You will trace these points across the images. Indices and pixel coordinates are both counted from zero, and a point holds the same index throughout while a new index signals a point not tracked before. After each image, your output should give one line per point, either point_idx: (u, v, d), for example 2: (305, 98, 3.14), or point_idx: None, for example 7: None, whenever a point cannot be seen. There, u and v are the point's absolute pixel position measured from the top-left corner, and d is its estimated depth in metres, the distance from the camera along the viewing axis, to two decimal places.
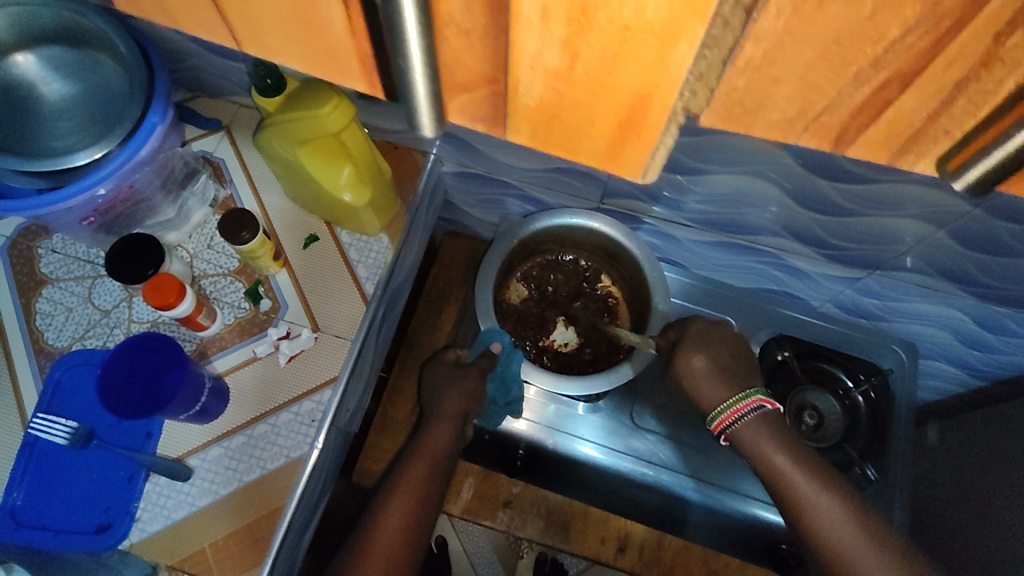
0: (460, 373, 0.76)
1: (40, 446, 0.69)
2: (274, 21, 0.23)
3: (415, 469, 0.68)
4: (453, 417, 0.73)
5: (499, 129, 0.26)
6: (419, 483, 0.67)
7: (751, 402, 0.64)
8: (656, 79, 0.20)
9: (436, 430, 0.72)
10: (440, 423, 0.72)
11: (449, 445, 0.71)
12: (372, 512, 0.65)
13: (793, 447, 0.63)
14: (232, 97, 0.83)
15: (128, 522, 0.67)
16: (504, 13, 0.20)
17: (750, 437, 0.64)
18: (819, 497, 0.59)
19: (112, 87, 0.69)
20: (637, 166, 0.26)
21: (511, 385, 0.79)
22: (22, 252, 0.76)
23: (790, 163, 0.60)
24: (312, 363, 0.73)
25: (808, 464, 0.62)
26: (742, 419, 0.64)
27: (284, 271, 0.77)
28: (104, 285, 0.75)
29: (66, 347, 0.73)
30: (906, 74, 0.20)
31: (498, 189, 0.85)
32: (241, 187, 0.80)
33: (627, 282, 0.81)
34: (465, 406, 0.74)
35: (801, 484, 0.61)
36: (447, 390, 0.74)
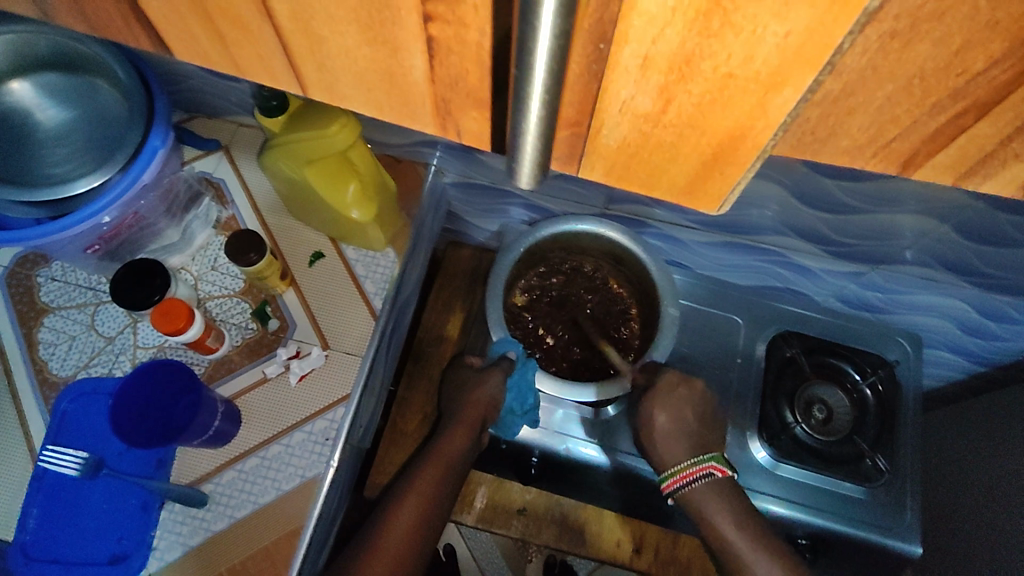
0: (476, 379, 0.77)
1: (49, 477, 0.68)
2: (345, 67, 0.22)
3: (429, 473, 0.70)
4: (469, 423, 0.74)
5: (572, 169, 0.24)
6: (431, 486, 0.69)
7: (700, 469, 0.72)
8: (754, 123, 0.19)
9: (453, 437, 0.73)
10: (459, 428, 0.74)
11: (464, 451, 0.73)
12: (385, 508, 0.68)
13: (741, 514, 0.71)
14: (229, 116, 0.82)
15: (143, 551, 0.66)
16: (598, 61, 0.18)
17: (700, 502, 0.72)
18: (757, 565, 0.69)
19: (109, 112, 0.68)
20: (715, 200, 0.23)
21: (525, 395, 0.76)
22: (21, 281, 0.75)
23: (796, 166, 0.61)
24: (323, 381, 0.73)
25: (751, 535, 0.70)
26: (694, 484, 0.72)
27: (291, 290, 0.76)
28: (107, 312, 0.74)
29: (71, 377, 0.72)
30: (985, 103, 0.20)
31: (501, 199, 0.86)
32: (243, 207, 0.80)
33: (635, 286, 0.81)
34: (483, 413, 0.75)
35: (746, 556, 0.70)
36: (467, 395, 0.76)
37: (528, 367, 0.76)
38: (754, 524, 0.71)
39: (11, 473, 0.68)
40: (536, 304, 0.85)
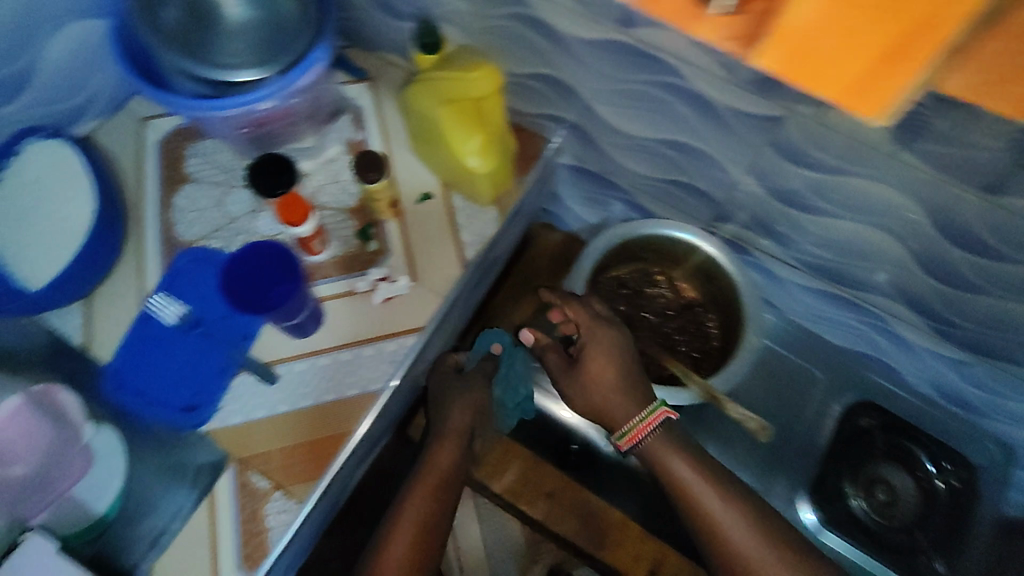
0: (460, 386, 0.75)
1: (152, 322, 0.73)
2: None
3: (432, 476, 0.69)
4: (457, 432, 0.72)
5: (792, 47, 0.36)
6: (433, 492, 0.68)
7: (654, 420, 0.66)
8: None
9: (440, 447, 0.71)
10: (446, 439, 0.72)
11: (457, 455, 0.71)
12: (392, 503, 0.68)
13: (700, 463, 0.66)
14: (382, 54, 0.89)
15: (211, 409, 0.70)
16: None
17: (660, 452, 0.66)
18: (709, 501, 0.64)
19: (285, 20, 0.75)
20: None
21: (517, 387, 0.85)
22: (173, 148, 0.83)
23: (918, 219, 0.63)
24: (403, 309, 0.76)
25: (715, 484, 0.65)
26: (646, 442, 0.66)
27: (394, 221, 0.81)
28: (238, 196, 0.80)
29: (191, 242, 0.78)
30: None
31: (609, 189, 0.90)
32: (372, 135, 0.85)
33: (721, 307, 0.79)
34: (472, 423, 0.73)
35: (667, 458, 0.66)
36: (456, 403, 0.73)
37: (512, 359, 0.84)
38: (713, 468, 0.66)
39: (110, 311, 0.74)
40: (619, 302, 0.84)
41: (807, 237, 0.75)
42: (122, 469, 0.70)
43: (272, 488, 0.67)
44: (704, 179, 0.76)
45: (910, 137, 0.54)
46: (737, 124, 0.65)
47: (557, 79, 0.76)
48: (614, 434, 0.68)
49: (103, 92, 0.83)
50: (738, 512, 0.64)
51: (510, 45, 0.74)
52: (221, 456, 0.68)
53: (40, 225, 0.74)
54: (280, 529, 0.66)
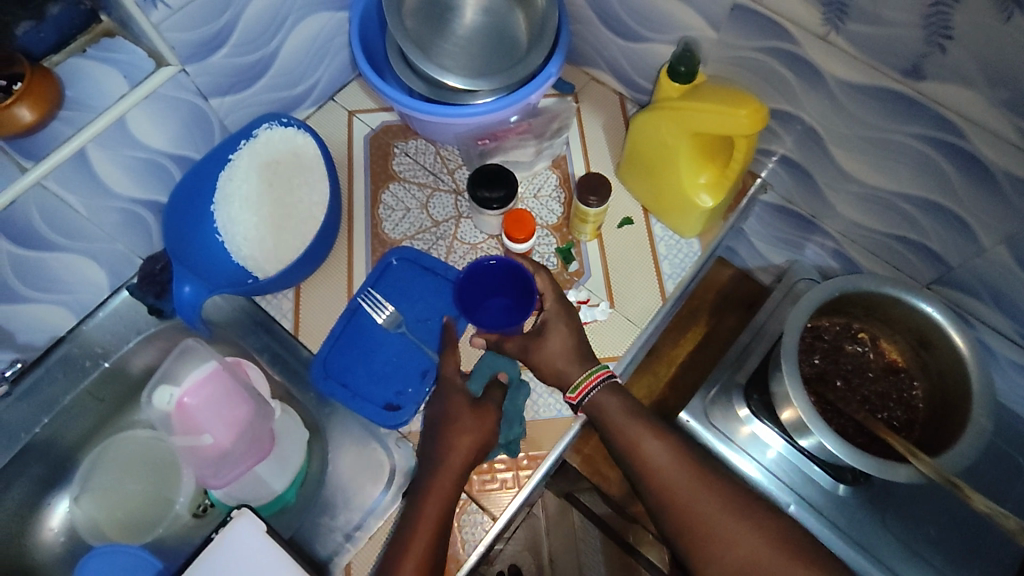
0: (485, 405, 0.67)
1: (359, 316, 0.74)
2: None
3: (450, 473, 0.63)
4: (477, 423, 0.65)
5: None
6: (450, 486, 0.62)
7: (601, 376, 0.66)
8: None
9: (455, 429, 0.65)
10: (454, 400, 0.67)
11: (478, 446, 0.64)
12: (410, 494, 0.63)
13: (663, 434, 0.64)
14: (586, 68, 0.89)
15: (415, 408, 0.70)
16: None
17: (607, 410, 0.65)
18: (702, 501, 0.60)
19: (519, 35, 0.80)
20: None
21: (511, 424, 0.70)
22: (381, 146, 0.86)
23: None
24: (601, 335, 0.75)
25: (691, 467, 0.62)
26: (594, 395, 0.66)
27: (595, 243, 0.80)
28: (440, 199, 0.82)
29: (397, 240, 0.80)
30: None
31: (808, 233, 0.86)
32: (575, 152, 0.85)
33: (934, 378, 0.75)
34: (482, 435, 0.64)
35: (634, 430, 0.64)
36: (460, 418, 0.65)
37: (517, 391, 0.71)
38: (709, 465, 0.63)
39: (320, 299, 0.77)
40: (814, 354, 0.80)
41: None
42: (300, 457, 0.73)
43: (467, 499, 0.68)
44: (938, 240, 0.72)
45: None
46: (1007, 188, 0.61)
47: (790, 117, 0.74)
48: (569, 385, 0.67)
49: (325, 83, 0.86)
50: (721, 503, 0.60)
51: (754, 80, 0.72)
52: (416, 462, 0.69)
53: (267, 208, 0.75)
54: (473, 543, 0.67)
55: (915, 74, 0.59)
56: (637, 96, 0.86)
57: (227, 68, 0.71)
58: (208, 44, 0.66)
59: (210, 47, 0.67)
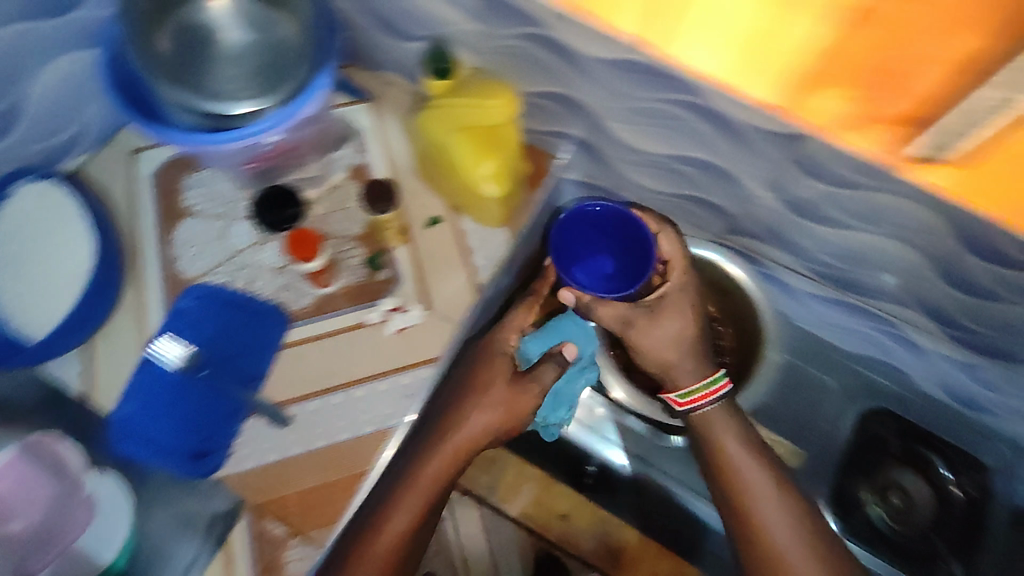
0: (495, 381, 0.73)
1: (156, 366, 0.72)
2: None
3: (448, 448, 0.71)
4: (506, 404, 0.73)
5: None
6: (439, 463, 0.71)
7: (718, 390, 0.73)
8: None
9: (472, 417, 0.72)
10: (483, 402, 0.72)
11: (491, 427, 0.72)
12: (406, 462, 0.71)
13: (756, 443, 0.72)
14: (382, 73, 0.86)
15: (223, 452, 0.70)
16: None
17: (717, 425, 0.73)
18: (756, 482, 0.70)
19: (285, 46, 0.74)
20: None
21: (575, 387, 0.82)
22: (171, 182, 0.81)
23: (933, 229, 0.63)
24: (416, 339, 0.75)
25: (765, 459, 0.72)
26: (705, 411, 0.74)
27: (404, 247, 0.79)
28: (238, 228, 0.79)
29: (195, 278, 0.77)
30: None
31: (618, 203, 0.89)
32: (377, 157, 0.82)
33: (736, 320, 0.83)
34: (506, 417, 0.73)
35: (729, 440, 0.72)
36: (483, 402, 0.72)
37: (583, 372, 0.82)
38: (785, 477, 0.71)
39: (116, 356, 0.73)
40: None
41: (820, 249, 0.76)
42: (129, 523, 0.69)
43: (290, 534, 0.67)
44: (719, 194, 0.76)
45: None
46: (752, 139, 0.65)
47: (567, 98, 0.75)
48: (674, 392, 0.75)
49: (94, 124, 0.81)
50: (772, 491, 0.70)
51: (523, 67, 0.73)
52: (233, 505, 0.68)
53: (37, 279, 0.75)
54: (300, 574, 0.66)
55: None
56: None
57: None
58: None
59: None
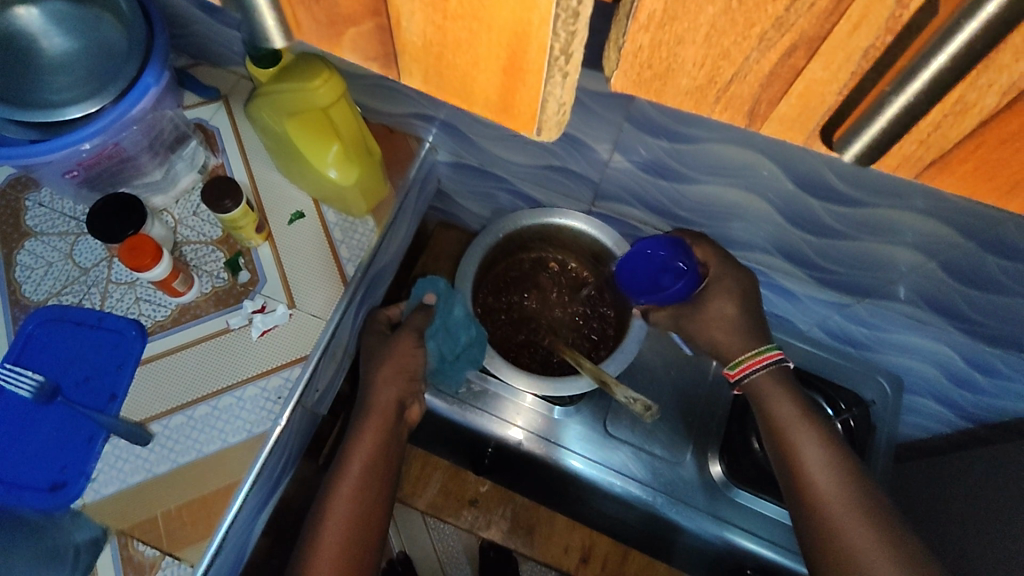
0: (391, 344, 0.74)
1: (8, 396, 0.68)
2: None
3: (352, 469, 0.66)
4: (403, 374, 0.71)
5: (393, 73, 0.25)
6: (370, 449, 0.67)
7: (769, 357, 0.66)
8: (529, 15, 0.20)
9: (365, 435, 0.68)
10: (372, 418, 0.69)
11: (386, 438, 0.69)
12: (319, 501, 0.65)
13: (802, 403, 0.66)
14: (232, 68, 0.83)
15: (83, 482, 0.65)
16: None
17: (767, 392, 0.66)
18: (811, 454, 0.62)
19: (110, 46, 0.69)
20: (530, 120, 0.25)
21: (457, 335, 0.80)
22: (9, 203, 0.77)
23: (772, 176, 0.64)
24: (283, 339, 0.72)
25: (811, 421, 0.64)
26: (753, 377, 0.67)
27: (266, 245, 0.76)
28: (85, 244, 0.75)
29: (42, 302, 0.72)
30: (812, 38, 0.21)
31: (490, 182, 0.89)
32: (232, 157, 0.80)
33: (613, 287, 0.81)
34: (403, 394, 0.71)
35: (782, 416, 0.65)
36: (382, 374, 0.71)
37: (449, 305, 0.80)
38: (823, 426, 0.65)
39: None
40: (513, 296, 0.84)
41: (682, 207, 0.77)
42: None
43: (160, 556, 0.63)
44: (576, 161, 0.76)
45: None
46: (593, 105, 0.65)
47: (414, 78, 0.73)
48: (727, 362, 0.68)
49: None
50: (831, 459, 0.62)
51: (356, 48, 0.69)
52: (100, 533, 0.64)
53: None
54: None
55: None
56: None
57: None
58: None
59: None
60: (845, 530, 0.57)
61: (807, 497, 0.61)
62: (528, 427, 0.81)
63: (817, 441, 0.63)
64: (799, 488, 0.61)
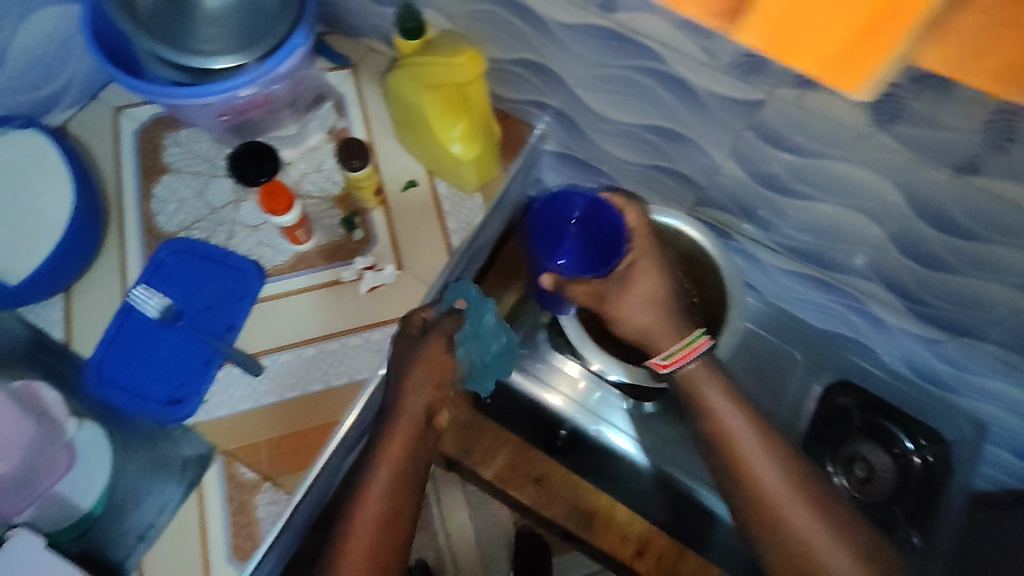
0: (421, 348, 0.66)
1: (134, 315, 0.73)
2: None
3: (378, 476, 0.62)
4: (430, 376, 0.65)
5: None
6: (396, 454, 0.62)
7: (697, 349, 0.69)
8: None
9: (391, 441, 0.63)
10: (398, 425, 0.63)
11: (412, 444, 0.63)
12: (345, 506, 0.61)
13: (742, 405, 0.67)
14: (362, 40, 0.88)
15: (197, 401, 0.70)
16: None
17: (695, 382, 0.69)
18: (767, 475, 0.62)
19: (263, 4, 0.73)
20: None
21: (486, 342, 0.78)
22: (152, 137, 0.82)
23: (891, 201, 0.65)
24: (389, 297, 0.76)
25: (759, 438, 0.64)
26: (687, 367, 0.69)
27: (380, 209, 0.81)
28: (217, 185, 0.80)
29: (174, 233, 0.77)
30: None
31: (593, 175, 0.91)
32: (356, 122, 0.84)
33: (704, 292, 0.82)
34: (433, 398, 0.65)
35: (734, 413, 0.67)
36: (412, 377, 0.64)
37: (478, 310, 0.76)
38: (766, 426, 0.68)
39: (89, 305, 0.74)
40: None
41: (786, 222, 0.78)
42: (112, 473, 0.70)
43: (260, 479, 0.67)
44: (687, 164, 0.78)
45: (889, 120, 0.56)
46: (717, 110, 0.66)
47: (541, 65, 0.76)
48: (658, 354, 0.70)
49: (78, 77, 0.80)
50: (785, 478, 0.63)
51: (494, 30, 0.74)
52: (207, 451, 0.69)
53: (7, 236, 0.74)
54: (271, 520, 0.66)
55: (609, 7, 0.62)
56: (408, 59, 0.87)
57: None
58: None
59: None
60: (796, 522, 0.60)
61: (778, 500, 0.62)
62: (576, 398, 0.88)
63: (762, 455, 0.63)
64: (770, 518, 0.61)
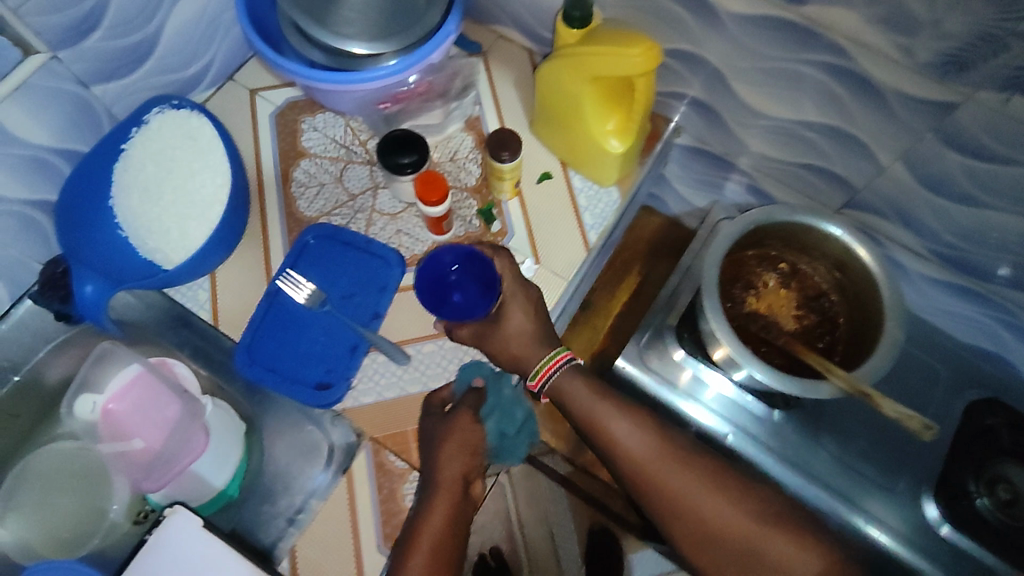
0: (447, 423, 0.65)
1: (280, 298, 0.72)
2: None
3: (424, 544, 0.60)
4: (461, 445, 0.64)
5: None
6: (439, 520, 0.61)
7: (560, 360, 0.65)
8: None
9: (433, 511, 0.62)
10: (439, 496, 0.62)
11: (456, 513, 0.62)
12: None
13: (635, 417, 0.65)
14: (494, 27, 0.87)
15: (345, 387, 0.69)
16: None
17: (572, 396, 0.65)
18: (727, 512, 0.61)
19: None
20: None
21: (511, 412, 0.69)
22: (288, 122, 0.82)
23: None
24: None
25: (673, 455, 0.63)
26: (554, 378, 0.65)
27: (516, 201, 0.79)
28: (355, 171, 0.79)
29: (314, 218, 0.77)
30: None
31: (724, 171, 0.88)
32: (491, 111, 0.83)
33: (848, 301, 0.78)
34: (470, 467, 0.64)
35: (603, 413, 0.64)
36: (444, 450, 0.64)
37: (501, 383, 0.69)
38: (673, 439, 0.64)
39: (234, 287, 0.74)
40: (742, 287, 0.83)
41: (944, 227, 0.75)
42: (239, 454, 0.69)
43: (409, 469, 0.67)
44: (842, 164, 0.75)
45: None
46: (899, 108, 0.64)
47: (694, 56, 0.74)
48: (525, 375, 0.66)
49: (220, 59, 0.81)
50: (751, 517, 0.61)
51: (652, 20, 0.72)
52: (353, 439, 0.69)
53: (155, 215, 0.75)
54: None
55: None
56: (543, 48, 0.85)
57: (108, 52, 0.68)
58: (81, 27, 0.64)
59: (86, 31, 0.65)
60: (779, 556, 0.59)
61: (745, 540, 0.60)
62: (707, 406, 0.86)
63: (707, 491, 0.61)
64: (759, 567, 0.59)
